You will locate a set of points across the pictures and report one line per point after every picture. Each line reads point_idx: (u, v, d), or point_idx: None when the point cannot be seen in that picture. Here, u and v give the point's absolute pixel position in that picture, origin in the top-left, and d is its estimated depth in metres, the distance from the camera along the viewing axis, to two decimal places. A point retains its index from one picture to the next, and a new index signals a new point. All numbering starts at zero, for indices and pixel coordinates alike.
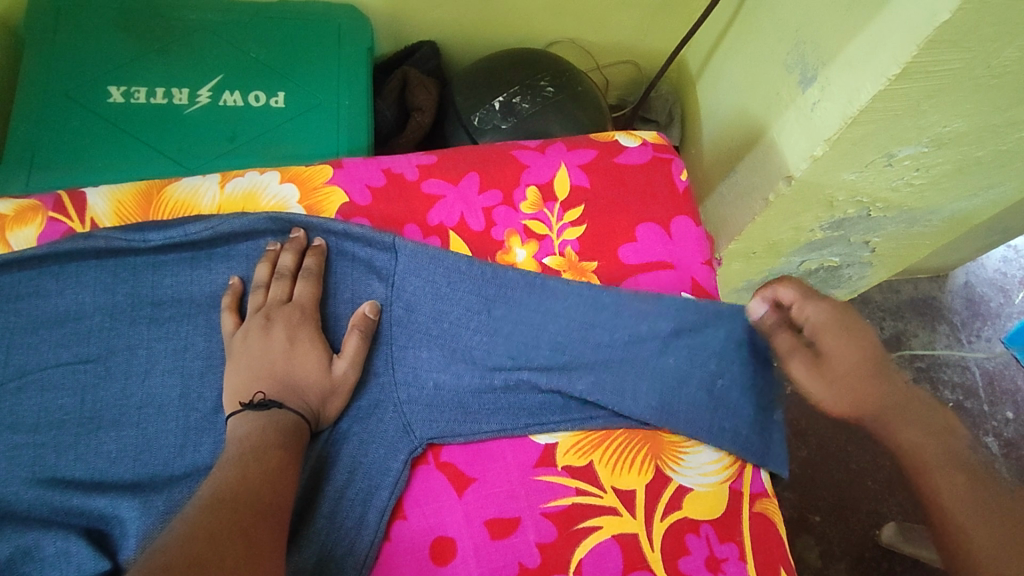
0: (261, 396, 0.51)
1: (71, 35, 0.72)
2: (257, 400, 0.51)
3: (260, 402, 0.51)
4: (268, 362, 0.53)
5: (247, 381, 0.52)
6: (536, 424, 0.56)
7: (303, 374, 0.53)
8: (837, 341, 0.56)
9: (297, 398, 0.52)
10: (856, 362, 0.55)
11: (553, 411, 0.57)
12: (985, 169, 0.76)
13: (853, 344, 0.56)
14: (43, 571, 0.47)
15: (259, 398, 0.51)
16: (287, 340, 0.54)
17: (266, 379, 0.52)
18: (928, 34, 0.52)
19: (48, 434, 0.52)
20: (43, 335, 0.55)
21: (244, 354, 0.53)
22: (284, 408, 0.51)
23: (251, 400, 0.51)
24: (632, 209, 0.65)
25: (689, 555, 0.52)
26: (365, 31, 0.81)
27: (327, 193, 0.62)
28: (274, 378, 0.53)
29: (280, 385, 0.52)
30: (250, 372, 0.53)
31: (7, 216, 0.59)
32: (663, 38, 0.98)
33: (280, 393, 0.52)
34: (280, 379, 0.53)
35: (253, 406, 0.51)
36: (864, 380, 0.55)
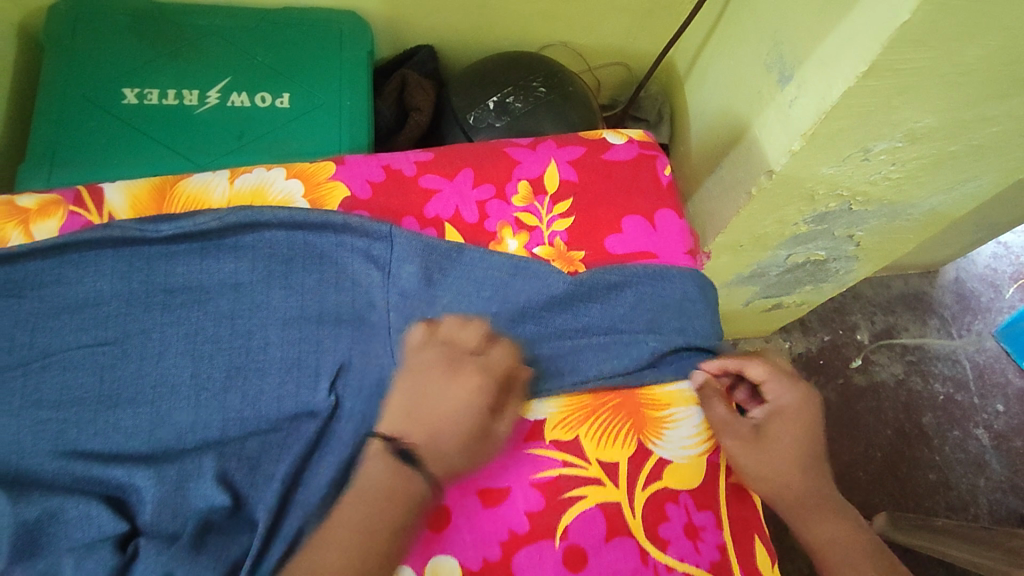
0: (408, 444, 0.54)
1: (88, 39, 0.76)
2: (401, 445, 0.54)
3: (402, 450, 0.54)
4: (444, 405, 0.56)
5: (407, 420, 0.56)
6: (527, 392, 0.60)
7: (451, 415, 0.56)
8: (783, 420, 0.61)
9: (450, 440, 0.55)
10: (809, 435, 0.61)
11: (543, 379, 0.60)
12: (960, 163, 0.79)
13: (798, 430, 0.60)
14: (66, 532, 0.51)
15: (402, 442, 0.55)
16: (465, 389, 0.57)
17: (418, 420, 0.56)
18: (891, 34, 0.55)
19: (69, 411, 0.56)
20: (65, 319, 0.59)
21: (412, 395, 0.57)
22: (409, 462, 0.54)
23: (391, 442, 0.55)
24: (619, 202, 0.68)
25: (669, 522, 0.56)
26: (366, 35, 0.85)
27: (330, 188, 0.66)
28: (434, 422, 0.55)
29: (432, 433, 0.55)
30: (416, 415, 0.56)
31: (30, 210, 0.63)
32: (653, 40, 1.01)
33: (421, 438, 0.55)
34: (417, 420, 0.56)
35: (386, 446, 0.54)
36: (798, 464, 0.59)
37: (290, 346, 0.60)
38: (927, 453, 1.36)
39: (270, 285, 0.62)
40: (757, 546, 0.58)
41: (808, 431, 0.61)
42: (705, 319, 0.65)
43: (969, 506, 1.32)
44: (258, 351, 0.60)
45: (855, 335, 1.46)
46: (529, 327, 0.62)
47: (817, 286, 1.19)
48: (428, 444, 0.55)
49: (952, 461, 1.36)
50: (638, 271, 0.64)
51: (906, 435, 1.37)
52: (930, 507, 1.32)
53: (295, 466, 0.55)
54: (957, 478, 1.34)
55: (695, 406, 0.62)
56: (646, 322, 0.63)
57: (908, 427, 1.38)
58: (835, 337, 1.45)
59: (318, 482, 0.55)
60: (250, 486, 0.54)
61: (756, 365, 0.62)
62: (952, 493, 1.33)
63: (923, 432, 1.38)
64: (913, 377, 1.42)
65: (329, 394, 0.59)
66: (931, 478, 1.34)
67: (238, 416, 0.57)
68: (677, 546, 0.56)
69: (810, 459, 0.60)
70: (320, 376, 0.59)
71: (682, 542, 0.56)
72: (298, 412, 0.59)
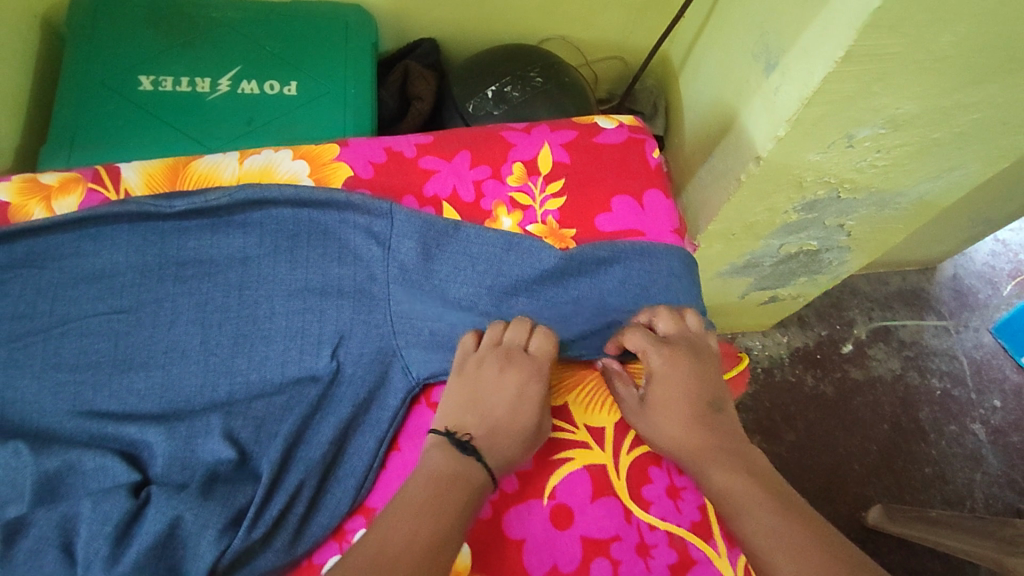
0: (467, 437, 0.56)
1: (107, 29, 0.80)
2: (460, 437, 0.56)
3: (461, 441, 0.55)
4: (492, 405, 0.58)
5: (461, 418, 0.58)
6: None
7: (501, 415, 0.57)
8: (663, 388, 0.60)
9: (504, 438, 0.56)
10: (691, 394, 0.60)
11: None
12: (944, 151, 0.80)
13: (681, 391, 0.60)
14: (84, 482, 0.54)
15: (464, 436, 0.56)
16: (514, 391, 0.58)
17: (474, 413, 0.58)
18: (866, 20, 0.58)
19: (87, 373, 0.59)
20: (82, 289, 0.62)
21: (464, 396, 0.59)
22: (471, 452, 0.54)
23: (450, 435, 0.56)
24: (609, 182, 0.72)
25: (651, 483, 0.60)
26: (370, 27, 0.89)
27: (334, 169, 0.69)
28: (484, 420, 0.57)
29: (485, 430, 0.57)
30: (471, 413, 0.57)
31: (51, 187, 0.66)
32: (648, 34, 1.05)
33: (480, 434, 0.56)
34: (479, 417, 0.57)
35: (445, 438, 0.56)
36: (699, 421, 0.59)
37: (294, 315, 0.63)
38: (922, 447, 1.34)
39: (276, 259, 0.65)
40: None
41: (684, 391, 0.60)
42: (690, 294, 0.68)
43: (965, 499, 1.30)
44: (265, 319, 0.63)
45: (851, 330, 1.45)
46: (521, 300, 0.65)
47: (812, 277, 1.16)
48: (487, 440, 0.56)
49: (949, 455, 1.34)
50: (626, 249, 0.67)
51: (902, 428, 1.35)
52: (924, 500, 1.30)
53: (298, 425, 0.58)
54: (953, 472, 1.32)
55: None
56: (633, 296, 0.67)
57: (904, 421, 1.36)
58: (832, 332, 1.44)
59: (319, 439, 0.58)
60: (256, 443, 0.57)
61: (636, 334, 0.62)
62: (947, 487, 1.31)
63: (920, 426, 1.36)
64: (910, 371, 1.41)
65: (331, 360, 0.61)
66: (927, 473, 1.32)
67: (245, 379, 0.60)
68: (659, 505, 0.59)
69: (704, 412, 0.60)
70: (322, 343, 0.62)
71: (664, 502, 0.59)
72: (301, 376, 0.61)
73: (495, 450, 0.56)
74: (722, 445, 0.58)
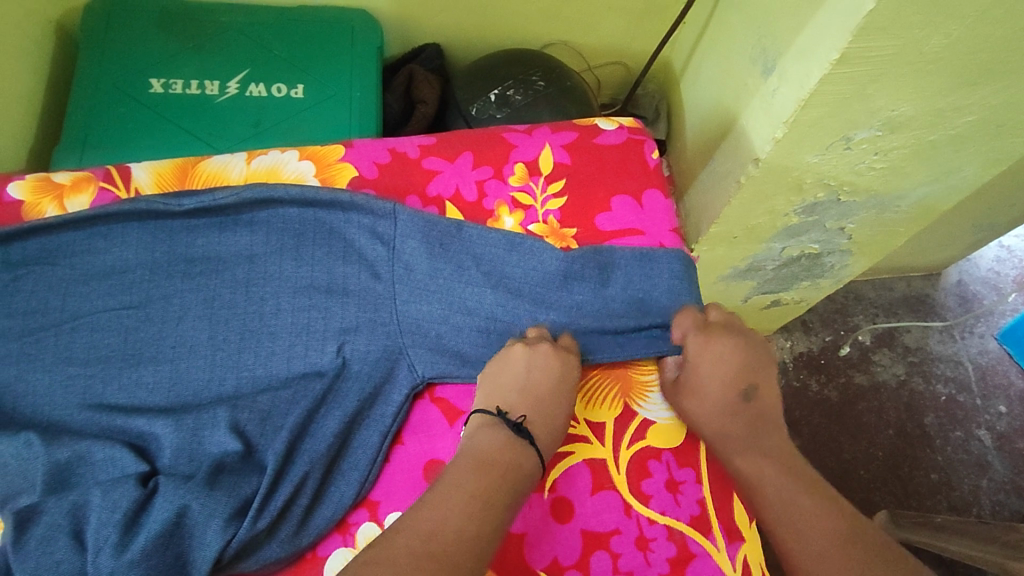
0: (521, 419, 0.57)
1: (119, 34, 0.82)
2: (515, 420, 0.57)
3: (516, 424, 0.56)
4: (541, 388, 0.59)
5: (510, 400, 0.58)
6: None
7: (548, 399, 0.59)
8: (700, 373, 0.62)
9: (552, 427, 0.58)
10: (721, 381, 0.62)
11: None
12: (942, 153, 0.80)
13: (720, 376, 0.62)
14: (93, 473, 0.55)
15: (517, 417, 0.57)
16: (560, 376, 0.60)
17: (527, 397, 0.58)
18: (859, 22, 0.59)
19: (97, 367, 0.60)
20: (93, 285, 0.63)
21: (510, 377, 0.60)
22: (527, 436, 0.56)
23: (502, 416, 0.57)
24: (608, 183, 0.73)
25: (651, 477, 0.60)
26: (376, 31, 0.90)
27: (339, 169, 0.71)
28: (534, 403, 0.58)
29: (536, 413, 0.58)
30: (522, 394, 0.58)
31: (64, 185, 0.67)
32: (648, 40, 1.06)
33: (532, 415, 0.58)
34: (530, 398, 0.58)
35: (499, 419, 0.57)
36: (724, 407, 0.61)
37: (300, 312, 0.64)
38: (928, 454, 1.33)
39: (282, 257, 0.66)
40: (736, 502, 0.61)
41: (716, 377, 0.62)
42: (691, 292, 0.69)
43: (971, 506, 1.29)
44: (271, 316, 0.63)
45: (856, 335, 1.44)
46: (525, 300, 0.66)
47: (814, 281, 1.17)
48: (538, 424, 0.58)
49: (954, 461, 1.33)
50: (626, 255, 0.68)
51: (907, 435, 1.35)
52: (931, 506, 1.29)
53: (303, 418, 0.59)
54: (958, 479, 1.31)
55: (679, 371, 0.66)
56: (635, 298, 0.67)
57: (908, 426, 1.36)
58: (836, 338, 1.43)
59: (323, 433, 0.59)
60: (261, 436, 0.58)
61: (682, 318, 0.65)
62: (953, 493, 1.30)
63: (924, 432, 1.35)
64: (914, 377, 1.41)
65: (336, 356, 0.62)
66: (933, 479, 1.31)
67: (251, 374, 0.61)
68: (658, 500, 0.59)
69: (733, 400, 0.61)
70: (328, 339, 0.63)
71: (663, 496, 0.60)
72: (307, 371, 0.62)
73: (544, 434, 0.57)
74: (750, 436, 0.60)
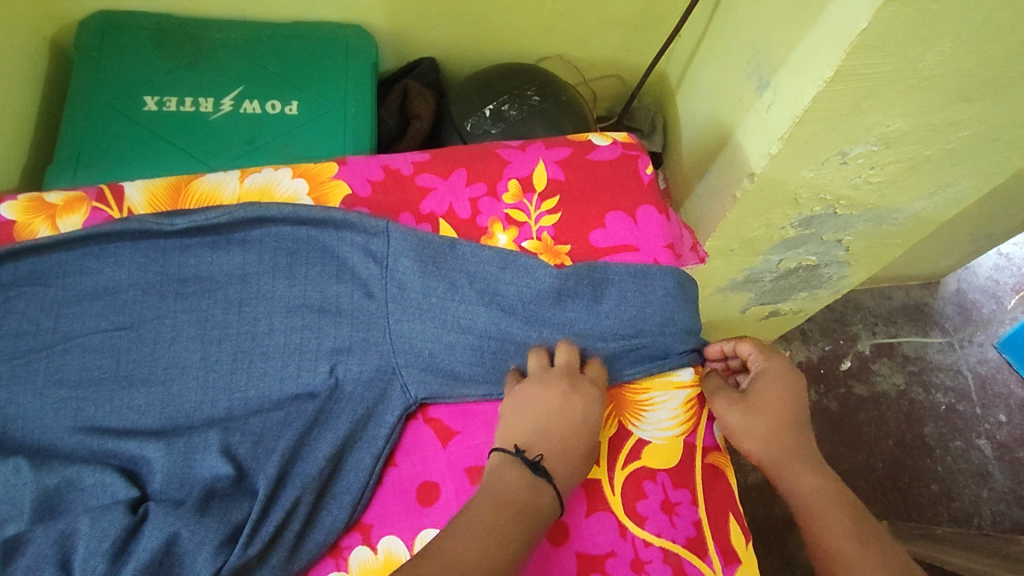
0: (538, 457, 0.56)
1: (113, 52, 0.82)
2: (531, 458, 0.56)
3: (534, 462, 0.56)
4: (562, 426, 0.58)
5: (528, 437, 0.58)
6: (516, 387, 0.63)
7: (570, 437, 0.58)
8: (765, 383, 0.64)
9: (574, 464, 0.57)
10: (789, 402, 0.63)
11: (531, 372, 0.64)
12: (938, 167, 0.80)
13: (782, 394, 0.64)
14: (83, 499, 0.55)
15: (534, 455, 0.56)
16: (582, 413, 0.59)
17: (545, 435, 0.58)
18: (852, 40, 0.59)
19: (89, 389, 0.60)
20: (85, 306, 0.62)
21: (532, 413, 0.59)
22: (544, 475, 0.55)
23: (519, 454, 0.56)
24: (602, 199, 0.73)
25: (646, 498, 0.60)
26: (370, 47, 0.90)
27: (333, 187, 0.70)
28: (554, 440, 0.57)
29: (555, 449, 0.57)
30: (541, 432, 0.57)
31: (56, 205, 0.67)
32: (644, 53, 1.06)
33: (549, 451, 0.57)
34: (550, 435, 0.58)
35: (516, 457, 0.56)
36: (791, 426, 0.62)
37: (292, 332, 0.63)
38: (928, 464, 1.33)
39: (275, 276, 0.65)
40: (732, 524, 0.61)
41: (788, 398, 0.64)
42: (686, 308, 0.68)
43: (971, 517, 1.28)
44: (263, 336, 0.63)
45: (855, 345, 1.43)
46: (519, 318, 0.65)
47: (812, 292, 1.17)
48: (556, 460, 0.57)
49: (954, 472, 1.32)
50: (620, 271, 0.68)
51: (907, 445, 1.34)
52: (931, 517, 1.28)
53: (295, 441, 0.58)
54: (958, 489, 1.31)
55: (674, 390, 0.65)
56: (629, 315, 0.66)
57: (908, 437, 1.35)
58: (836, 347, 1.42)
59: (316, 456, 0.58)
60: (253, 459, 0.58)
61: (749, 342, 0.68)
62: (953, 503, 1.29)
63: (925, 442, 1.35)
64: (914, 387, 1.40)
65: (328, 377, 0.62)
66: (933, 490, 1.31)
67: (243, 396, 0.61)
68: (654, 522, 0.59)
69: (798, 420, 0.63)
70: (320, 359, 0.62)
71: (658, 518, 0.59)
72: (299, 392, 0.61)
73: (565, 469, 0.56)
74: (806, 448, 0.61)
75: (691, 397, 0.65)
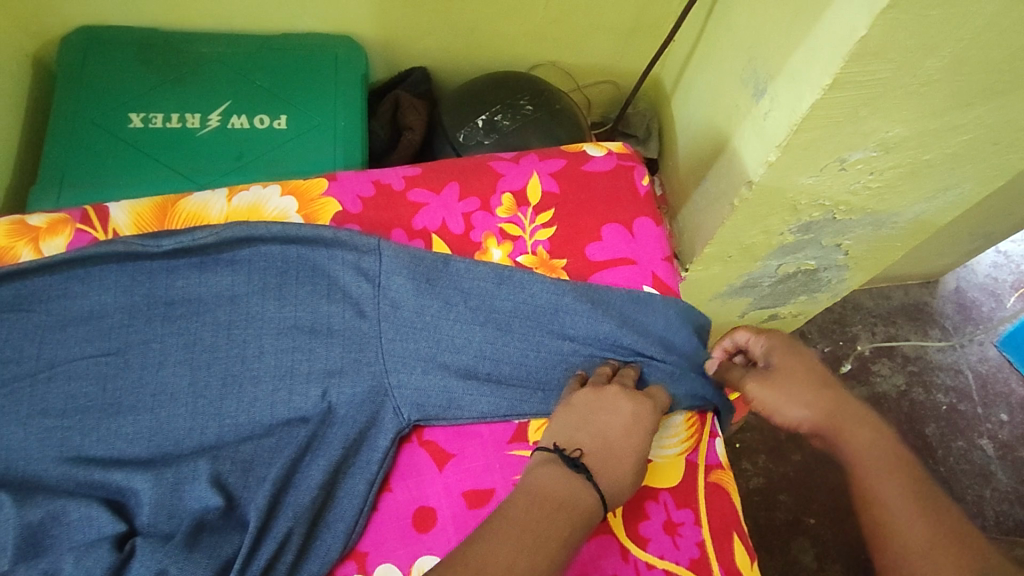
0: (578, 453, 0.54)
1: (97, 68, 0.81)
2: (572, 455, 0.54)
3: (574, 458, 0.53)
4: (605, 424, 0.56)
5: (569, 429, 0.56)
6: (512, 410, 0.62)
7: (599, 418, 0.57)
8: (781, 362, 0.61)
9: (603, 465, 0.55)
10: (809, 372, 0.60)
11: (528, 395, 0.62)
12: (938, 171, 0.79)
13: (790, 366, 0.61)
14: (69, 534, 0.53)
15: (575, 454, 0.54)
16: (631, 417, 0.57)
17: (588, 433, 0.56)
18: (851, 48, 0.58)
19: (74, 418, 0.58)
20: (70, 331, 0.60)
21: (576, 416, 0.57)
22: (585, 471, 0.52)
23: (559, 452, 0.54)
24: (597, 211, 0.71)
25: (649, 519, 0.59)
26: (361, 59, 0.89)
27: (322, 204, 0.69)
28: (593, 434, 0.56)
29: (597, 445, 0.55)
30: (583, 430, 0.56)
31: (39, 228, 0.65)
32: (637, 58, 1.05)
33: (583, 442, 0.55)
34: (594, 435, 0.55)
35: (557, 456, 0.54)
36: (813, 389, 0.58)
37: (283, 354, 0.61)
38: (931, 464, 1.31)
39: (264, 297, 0.63)
40: (736, 545, 0.59)
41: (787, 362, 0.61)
42: (688, 323, 0.67)
43: (975, 518, 1.27)
44: (253, 359, 0.61)
45: (855, 346, 1.42)
46: (516, 334, 0.64)
47: (811, 296, 1.15)
48: (587, 444, 0.55)
49: (957, 472, 1.31)
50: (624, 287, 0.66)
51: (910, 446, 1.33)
52: None
53: (286, 468, 0.57)
54: (961, 490, 1.29)
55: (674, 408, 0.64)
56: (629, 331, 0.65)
57: (910, 438, 1.33)
58: (835, 349, 1.41)
59: (308, 483, 0.57)
60: (244, 488, 0.57)
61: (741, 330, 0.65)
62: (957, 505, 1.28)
63: (927, 443, 1.33)
64: (915, 388, 1.38)
65: (320, 401, 0.60)
66: None
67: (233, 422, 0.59)
68: (657, 543, 0.58)
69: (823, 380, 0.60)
70: (312, 382, 0.61)
71: (661, 539, 0.58)
72: (291, 417, 0.60)
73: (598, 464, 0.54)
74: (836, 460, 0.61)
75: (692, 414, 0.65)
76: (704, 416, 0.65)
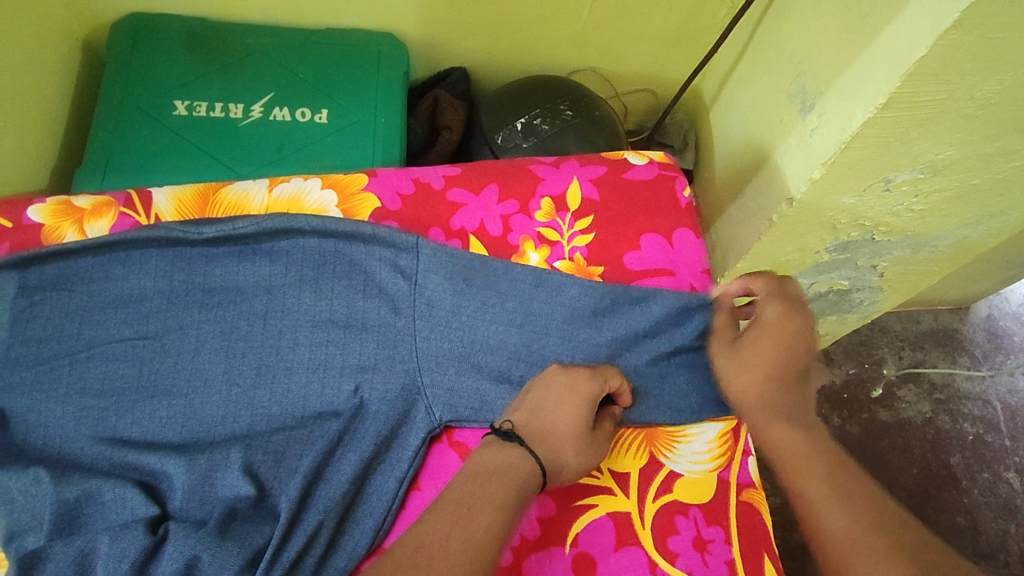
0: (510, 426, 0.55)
1: (144, 55, 0.82)
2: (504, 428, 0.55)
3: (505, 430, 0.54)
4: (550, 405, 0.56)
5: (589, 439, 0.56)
6: None
7: None
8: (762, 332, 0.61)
9: None
10: (771, 355, 0.60)
11: None
12: (985, 197, 0.77)
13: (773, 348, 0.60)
14: (103, 513, 0.54)
15: (506, 426, 0.55)
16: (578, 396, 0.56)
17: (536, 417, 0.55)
18: (909, 68, 0.57)
19: (110, 399, 0.58)
20: (110, 313, 0.61)
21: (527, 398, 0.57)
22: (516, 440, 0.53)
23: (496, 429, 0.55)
24: (637, 220, 0.71)
25: (678, 534, 0.58)
26: (403, 56, 0.89)
27: (362, 200, 0.69)
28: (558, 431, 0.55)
29: (528, 418, 0.55)
30: (522, 410, 0.56)
31: (84, 210, 0.66)
32: (678, 67, 1.04)
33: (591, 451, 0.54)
34: (530, 412, 0.56)
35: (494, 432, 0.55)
36: (764, 376, 0.60)
37: (317, 347, 0.61)
38: (954, 494, 1.28)
39: (301, 289, 0.63)
40: (767, 566, 0.58)
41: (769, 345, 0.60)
42: None
43: (999, 552, 1.24)
44: (288, 350, 0.61)
45: (880, 370, 1.39)
46: (551, 339, 0.63)
47: (841, 316, 1.13)
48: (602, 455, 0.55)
49: (981, 504, 1.28)
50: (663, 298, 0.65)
51: (933, 474, 1.30)
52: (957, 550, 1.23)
53: (317, 461, 0.57)
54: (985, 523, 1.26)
55: (708, 423, 0.63)
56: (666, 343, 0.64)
57: (934, 467, 1.31)
58: (861, 371, 1.38)
59: (338, 478, 0.57)
60: (274, 479, 0.57)
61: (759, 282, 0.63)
62: (980, 538, 1.25)
63: (951, 473, 1.30)
64: (941, 416, 1.36)
65: (353, 395, 0.60)
66: (959, 521, 1.26)
67: (266, 412, 0.59)
68: (685, 558, 0.57)
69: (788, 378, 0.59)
70: (345, 377, 0.61)
71: (690, 555, 0.57)
72: (323, 410, 0.60)
73: (539, 438, 0.54)
74: None
75: (727, 430, 0.63)
76: (740, 433, 0.64)
